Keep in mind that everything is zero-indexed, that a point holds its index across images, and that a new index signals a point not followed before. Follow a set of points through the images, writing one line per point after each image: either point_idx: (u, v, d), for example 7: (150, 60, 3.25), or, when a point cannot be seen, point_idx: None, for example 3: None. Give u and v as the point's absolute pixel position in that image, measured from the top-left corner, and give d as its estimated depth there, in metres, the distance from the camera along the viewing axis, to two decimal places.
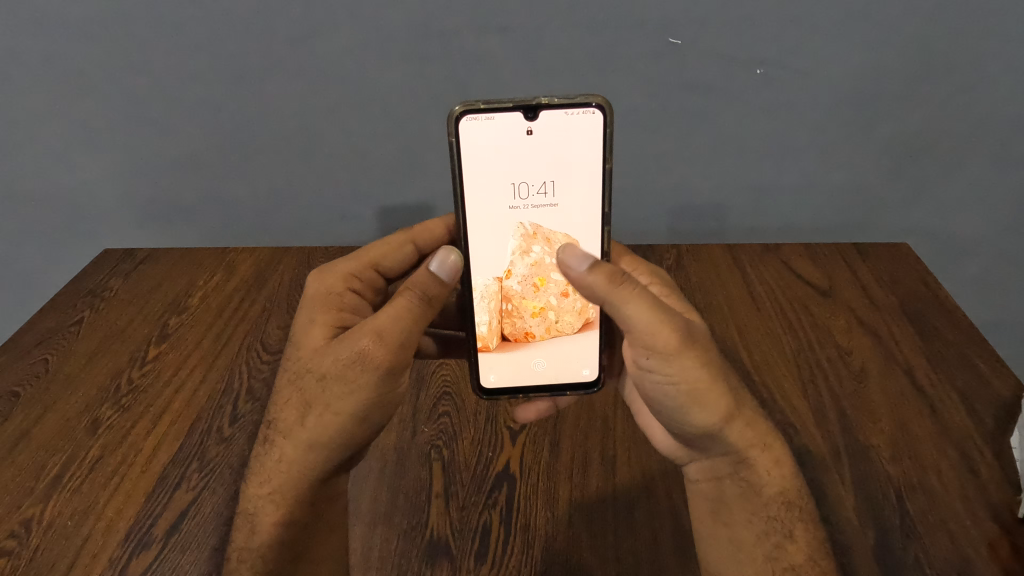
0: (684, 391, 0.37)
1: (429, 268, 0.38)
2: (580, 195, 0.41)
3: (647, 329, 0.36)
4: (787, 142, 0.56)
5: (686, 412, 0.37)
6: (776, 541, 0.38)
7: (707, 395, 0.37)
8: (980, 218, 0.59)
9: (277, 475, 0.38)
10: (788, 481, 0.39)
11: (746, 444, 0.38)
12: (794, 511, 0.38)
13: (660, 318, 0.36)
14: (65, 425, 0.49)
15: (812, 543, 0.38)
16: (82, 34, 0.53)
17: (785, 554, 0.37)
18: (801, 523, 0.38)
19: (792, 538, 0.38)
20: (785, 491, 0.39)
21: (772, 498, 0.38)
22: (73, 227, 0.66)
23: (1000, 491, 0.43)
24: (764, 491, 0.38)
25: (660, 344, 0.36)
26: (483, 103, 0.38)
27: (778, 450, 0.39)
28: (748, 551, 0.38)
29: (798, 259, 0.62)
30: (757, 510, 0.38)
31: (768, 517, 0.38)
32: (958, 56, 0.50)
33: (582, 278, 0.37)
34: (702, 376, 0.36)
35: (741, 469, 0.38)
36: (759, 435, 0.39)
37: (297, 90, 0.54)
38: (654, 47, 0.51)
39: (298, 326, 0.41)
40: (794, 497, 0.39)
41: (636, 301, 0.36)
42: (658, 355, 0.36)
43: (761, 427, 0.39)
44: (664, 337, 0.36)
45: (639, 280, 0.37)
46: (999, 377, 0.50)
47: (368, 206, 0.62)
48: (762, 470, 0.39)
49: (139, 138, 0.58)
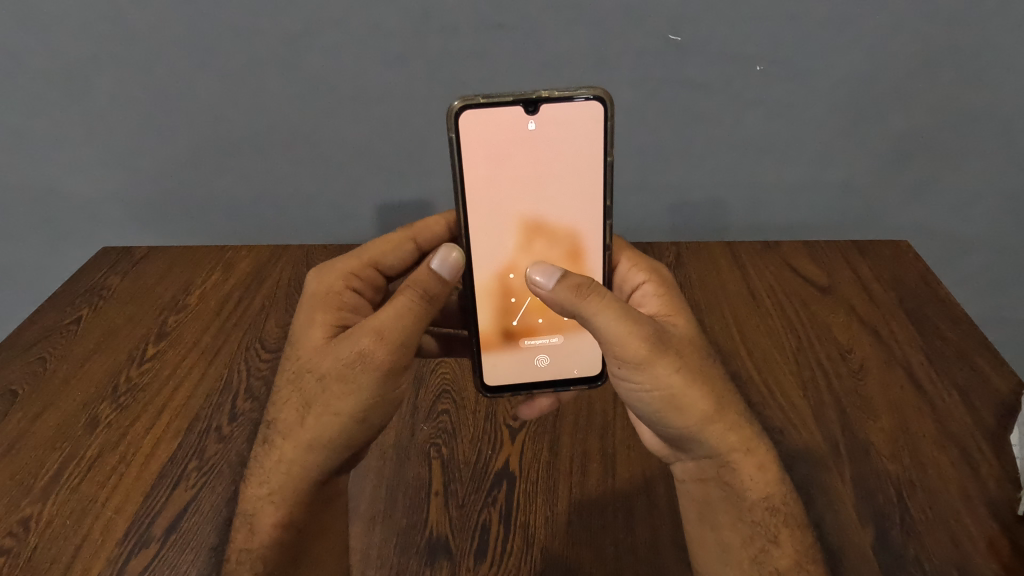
0: (658, 399, 0.37)
1: (429, 266, 0.37)
2: (583, 189, 0.40)
3: (617, 341, 0.36)
4: (789, 139, 0.55)
5: (664, 418, 0.38)
6: (761, 543, 0.38)
7: (681, 401, 0.37)
8: (983, 216, 0.58)
9: (277, 475, 0.37)
10: (772, 487, 0.38)
11: (728, 447, 0.38)
12: (780, 516, 0.38)
13: (628, 329, 0.36)
14: (65, 422, 0.49)
15: (800, 548, 0.37)
16: (76, 31, 0.52)
17: (771, 559, 0.37)
18: (786, 528, 0.38)
19: (777, 542, 0.37)
20: (768, 497, 0.38)
21: (756, 504, 0.38)
22: (70, 225, 0.65)
23: (1000, 490, 0.42)
24: (747, 495, 0.38)
25: (630, 354, 0.36)
26: (483, 97, 0.37)
27: (761, 455, 0.39)
28: (736, 554, 0.38)
29: (799, 258, 0.61)
30: (742, 515, 0.38)
31: (752, 521, 0.38)
32: (961, 53, 0.49)
33: (551, 294, 0.37)
34: (676, 383, 0.36)
35: (722, 473, 0.38)
36: (742, 439, 0.38)
37: (293, 87, 0.54)
38: (655, 44, 0.50)
39: (298, 325, 0.40)
40: (778, 503, 0.38)
41: (603, 312, 0.36)
42: (629, 365, 0.37)
43: (745, 432, 0.39)
44: (634, 347, 0.36)
45: (608, 291, 0.37)
46: (1000, 375, 0.50)
47: (366, 203, 0.62)
48: (744, 475, 0.38)
49: (136, 136, 0.58)
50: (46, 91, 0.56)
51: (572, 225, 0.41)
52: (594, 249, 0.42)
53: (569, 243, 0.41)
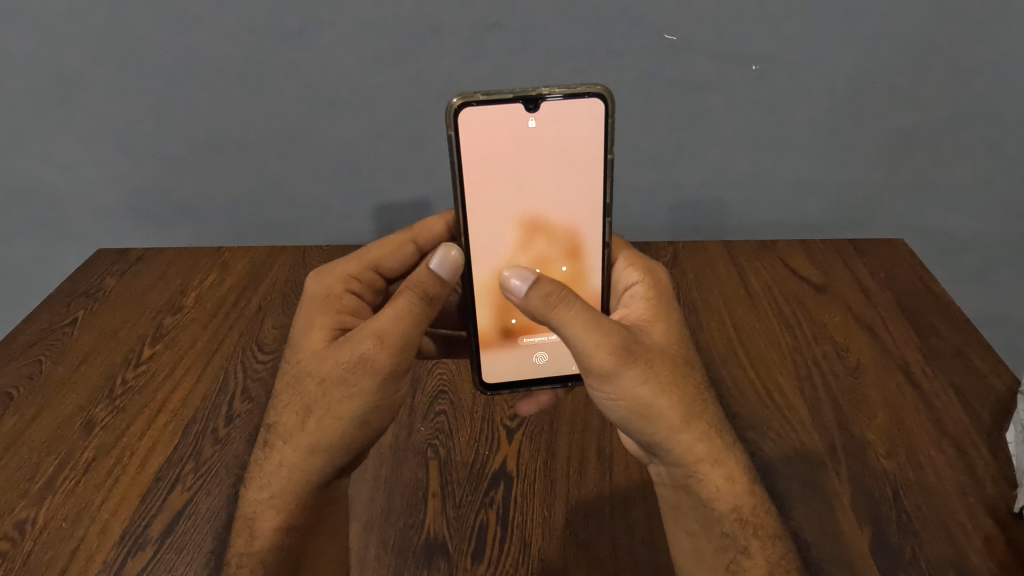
0: (625, 409, 0.37)
1: (428, 265, 0.37)
2: (583, 187, 0.40)
3: (582, 350, 0.36)
4: (786, 138, 0.55)
5: (631, 425, 0.38)
6: (731, 555, 0.38)
7: (649, 411, 0.37)
8: (978, 215, 0.59)
9: (277, 480, 0.37)
10: (741, 498, 0.38)
11: (694, 458, 0.38)
12: (749, 528, 0.38)
13: (596, 340, 0.36)
14: (60, 424, 0.49)
15: (771, 559, 0.37)
16: (70, 30, 0.52)
17: (743, 569, 0.37)
18: (756, 539, 0.38)
19: (747, 553, 0.37)
20: (737, 508, 0.38)
21: (724, 515, 0.38)
22: (64, 226, 0.65)
23: (995, 486, 0.43)
24: (714, 506, 0.38)
25: (597, 366, 0.36)
26: (483, 94, 0.37)
27: (729, 466, 0.39)
28: (708, 559, 0.38)
29: (794, 257, 0.62)
30: (710, 526, 0.38)
31: (721, 532, 0.38)
32: (959, 52, 0.50)
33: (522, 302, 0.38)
34: (643, 394, 0.36)
35: (690, 483, 0.38)
36: (711, 449, 0.38)
37: (289, 85, 0.54)
38: (653, 43, 0.50)
39: (297, 328, 0.40)
40: (747, 514, 0.38)
41: (570, 323, 0.36)
42: (595, 375, 0.37)
43: (715, 443, 0.38)
44: (600, 359, 0.36)
45: (579, 299, 0.36)
46: (995, 374, 0.50)
47: (363, 204, 0.62)
48: (711, 486, 0.38)
49: (131, 135, 0.58)
50: (39, 91, 0.55)
51: (570, 224, 0.41)
52: (593, 245, 0.42)
53: (568, 241, 0.42)
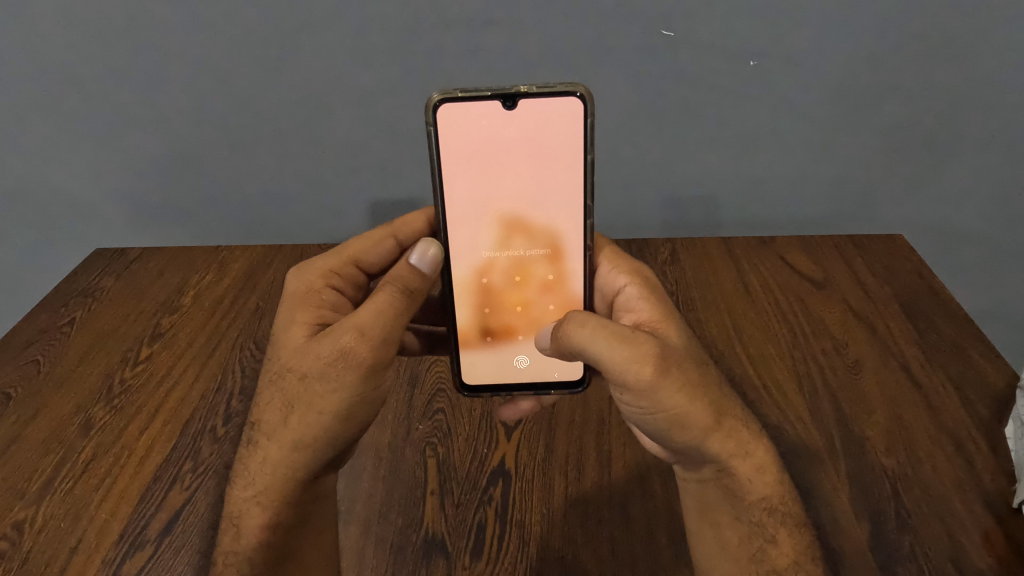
0: (663, 420, 0.35)
1: (409, 262, 0.38)
2: (564, 188, 0.40)
3: (616, 367, 0.35)
4: (782, 132, 0.55)
5: (670, 436, 0.36)
6: (757, 543, 0.37)
7: (685, 418, 0.35)
8: (979, 207, 0.58)
9: (262, 477, 0.37)
10: (771, 487, 0.38)
11: (728, 454, 0.36)
12: (778, 516, 0.37)
13: (624, 352, 0.35)
14: (58, 425, 0.49)
15: (796, 547, 0.37)
16: (66, 34, 0.52)
17: (769, 558, 0.37)
18: (783, 528, 0.37)
19: (774, 542, 0.37)
20: (766, 497, 0.37)
21: (754, 503, 0.37)
22: (64, 226, 0.66)
23: (995, 481, 0.42)
24: (746, 496, 0.37)
25: (633, 381, 0.35)
26: (461, 90, 0.38)
27: (760, 457, 0.38)
28: (733, 552, 0.37)
29: (793, 252, 0.61)
30: (740, 514, 0.37)
31: (749, 521, 0.37)
32: (956, 42, 0.49)
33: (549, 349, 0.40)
34: (681, 402, 0.35)
35: (722, 477, 0.37)
36: (740, 444, 0.37)
37: (283, 86, 0.54)
38: (643, 38, 0.50)
39: (278, 325, 0.40)
40: (776, 503, 0.37)
41: (595, 340, 0.35)
42: (632, 391, 0.35)
43: (743, 435, 0.37)
44: (636, 372, 0.35)
45: (599, 318, 0.36)
46: (994, 368, 0.49)
47: (357, 203, 0.62)
48: (742, 478, 0.37)
49: (127, 135, 0.58)
50: (38, 93, 0.56)
51: (551, 225, 0.41)
52: (576, 249, 0.41)
53: (549, 242, 0.41)
